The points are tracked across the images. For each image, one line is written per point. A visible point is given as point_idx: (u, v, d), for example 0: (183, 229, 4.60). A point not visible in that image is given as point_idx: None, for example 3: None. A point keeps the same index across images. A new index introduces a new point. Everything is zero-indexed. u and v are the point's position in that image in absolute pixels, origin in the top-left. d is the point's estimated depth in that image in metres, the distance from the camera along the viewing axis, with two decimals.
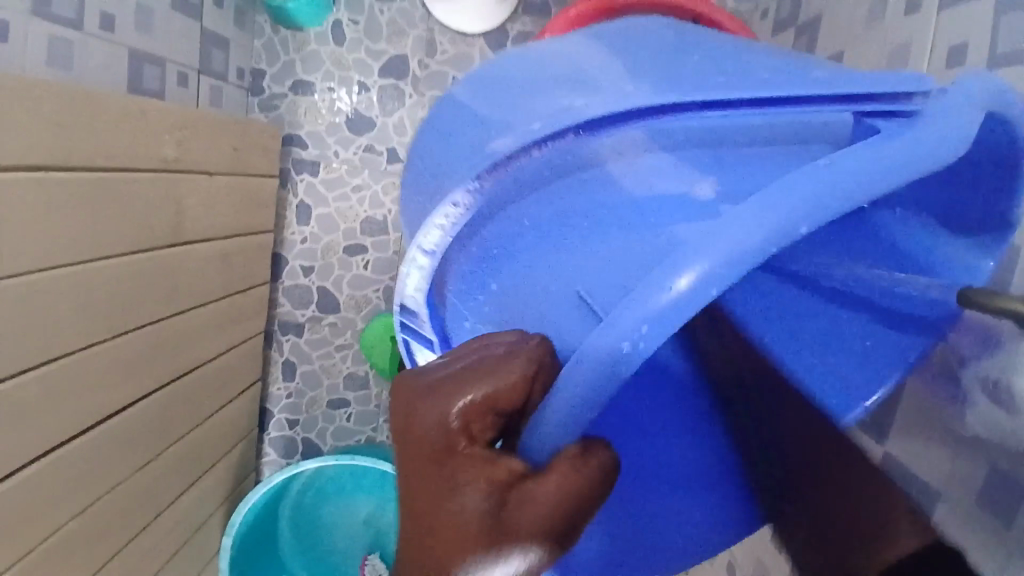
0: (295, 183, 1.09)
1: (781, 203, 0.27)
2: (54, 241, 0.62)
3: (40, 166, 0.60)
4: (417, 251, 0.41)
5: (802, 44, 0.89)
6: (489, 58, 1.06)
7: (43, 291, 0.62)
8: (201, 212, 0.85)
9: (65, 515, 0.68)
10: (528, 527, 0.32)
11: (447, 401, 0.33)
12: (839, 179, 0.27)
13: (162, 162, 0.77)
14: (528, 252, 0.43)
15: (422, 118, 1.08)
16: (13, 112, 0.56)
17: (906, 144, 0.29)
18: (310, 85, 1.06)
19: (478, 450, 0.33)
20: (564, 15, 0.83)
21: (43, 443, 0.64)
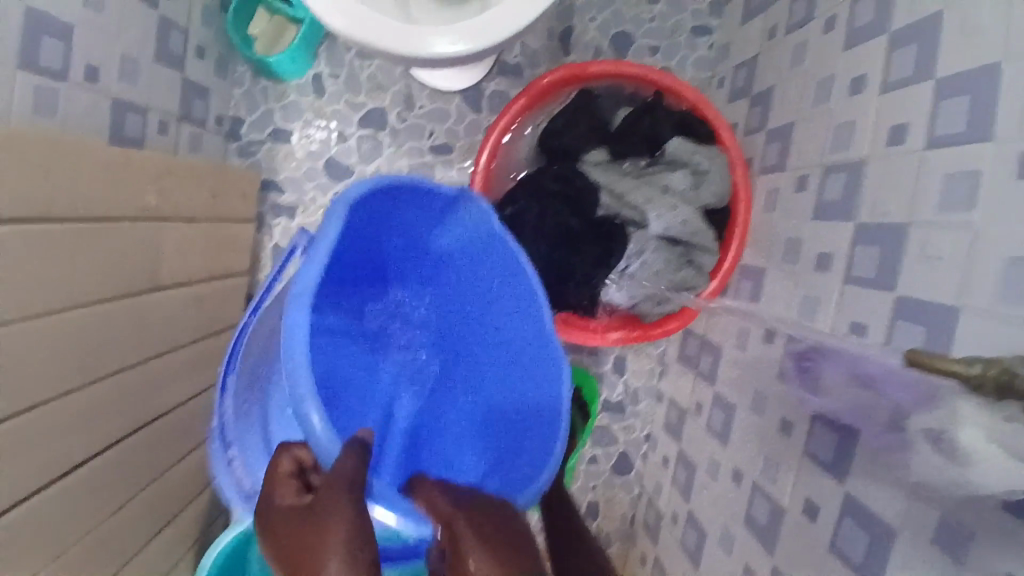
0: (270, 228, 1.10)
1: (301, 324, 0.62)
2: (30, 292, 0.62)
3: (22, 218, 0.60)
4: (231, 459, 0.73)
5: (756, 112, 0.96)
6: (467, 112, 1.11)
7: (18, 348, 0.61)
8: (181, 255, 0.86)
9: (33, 570, 0.66)
10: (331, 482, 0.57)
11: (272, 496, 0.60)
12: (304, 283, 0.64)
13: (144, 208, 0.77)
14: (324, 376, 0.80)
15: (400, 166, 1.11)
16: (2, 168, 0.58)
17: (324, 250, 0.66)
18: (290, 133, 1.09)
19: (292, 490, 0.60)
20: (535, 85, 0.88)
21: (16, 496, 0.63)
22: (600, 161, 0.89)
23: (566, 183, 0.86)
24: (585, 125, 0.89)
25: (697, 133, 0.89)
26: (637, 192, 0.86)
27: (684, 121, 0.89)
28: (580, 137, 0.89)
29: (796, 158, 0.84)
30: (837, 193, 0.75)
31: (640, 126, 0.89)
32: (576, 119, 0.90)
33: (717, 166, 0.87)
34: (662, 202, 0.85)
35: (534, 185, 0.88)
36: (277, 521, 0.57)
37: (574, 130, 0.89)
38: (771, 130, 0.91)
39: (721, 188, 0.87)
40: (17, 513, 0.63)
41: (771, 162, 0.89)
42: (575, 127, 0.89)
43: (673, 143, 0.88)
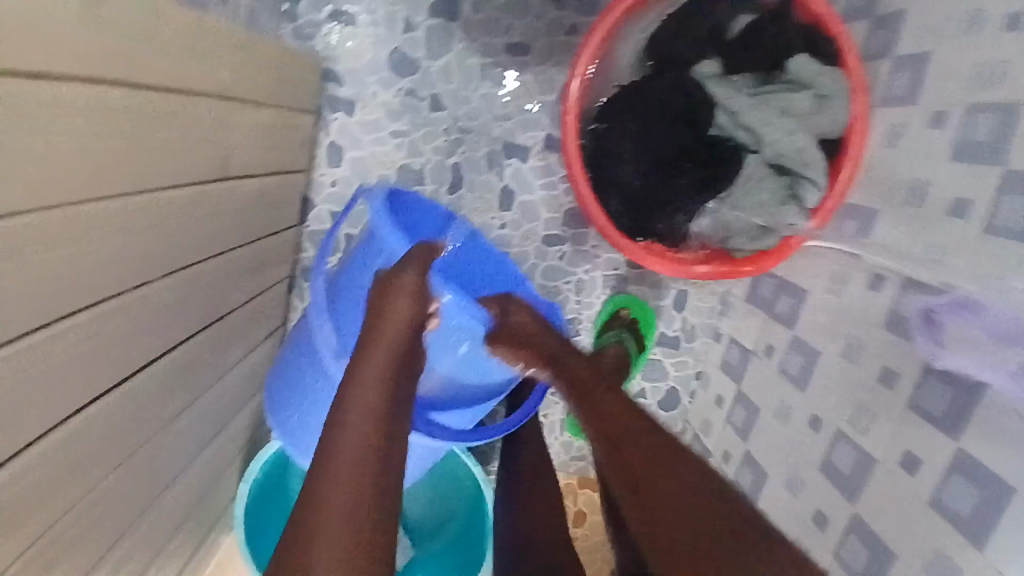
0: (328, 123, 1.01)
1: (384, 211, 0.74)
2: (106, 169, 0.54)
3: (105, 76, 0.52)
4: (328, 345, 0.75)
5: (879, 35, 0.87)
6: (549, 8, 1.00)
7: (89, 233, 0.54)
8: (248, 144, 0.78)
9: (97, 475, 0.64)
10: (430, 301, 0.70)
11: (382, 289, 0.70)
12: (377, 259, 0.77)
13: (217, 86, 0.69)
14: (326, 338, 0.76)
15: (471, 64, 1.01)
16: (84, 10, 0.48)
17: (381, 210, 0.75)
18: (352, 16, 0.98)
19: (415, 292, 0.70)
20: None
21: (81, 400, 0.58)
22: (713, 74, 0.81)
23: (679, 93, 0.80)
24: (704, 30, 0.82)
25: (824, 51, 0.79)
26: (755, 112, 0.79)
27: (810, 34, 0.80)
28: (690, 48, 0.82)
29: (932, 90, 0.76)
30: (985, 132, 0.68)
31: (764, 37, 0.80)
32: (691, 23, 0.82)
33: (842, 90, 0.78)
34: (777, 125, 0.79)
35: (643, 92, 0.82)
36: (389, 312, 0.69)
37: (689, 35, 0.82)
38: (899, 56, 0.83)
39: (841, 116, 0.79)
40: (83, 419, 0.59)
41: (898, 92, 0.82)
42: (690, 32, 0.82)
43: (797, 62, 0.79)
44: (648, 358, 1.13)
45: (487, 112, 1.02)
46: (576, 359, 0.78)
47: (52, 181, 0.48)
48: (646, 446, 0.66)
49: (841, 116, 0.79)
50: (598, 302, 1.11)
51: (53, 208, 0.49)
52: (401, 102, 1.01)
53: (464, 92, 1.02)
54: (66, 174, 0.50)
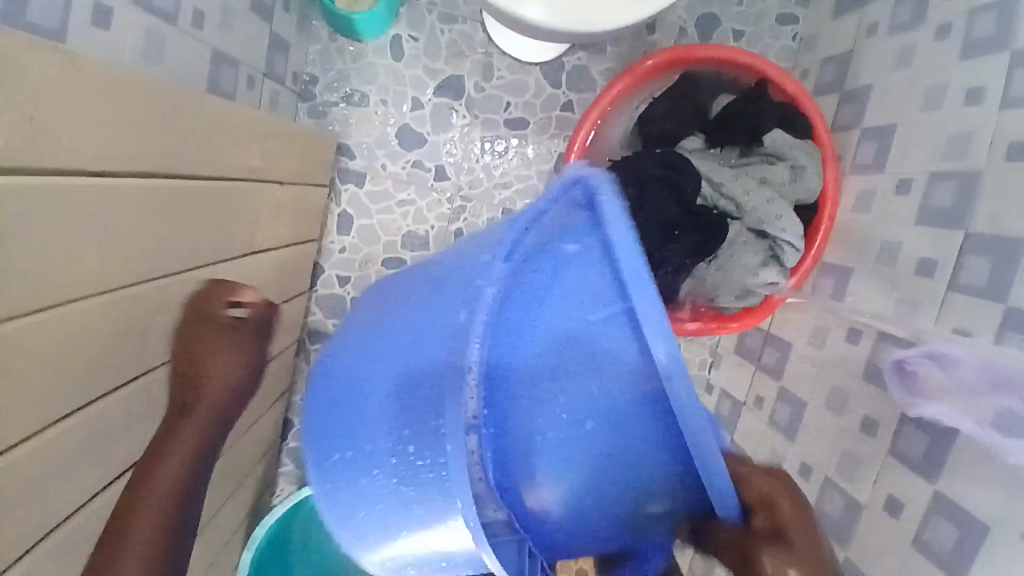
0: (339, 192, 1.08)
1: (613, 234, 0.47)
2: (154, 249, 0.60)
3: (156, 171, 0.58)
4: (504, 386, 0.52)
5: (846, 109, 0.96)
6: (545, 87, 1.09)
7: (139, 307, 0.59)
8: (271, 220, 0.84)
9: None
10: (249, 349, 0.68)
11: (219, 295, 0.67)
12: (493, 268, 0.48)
13: (247, 170, 0.75)
14: (496, 384, 0.46)
15: (474, 139, 1.09)
16: (141, 114, 0.55)
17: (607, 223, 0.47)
18: (364, 96, 1.07)
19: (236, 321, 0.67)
20: (640, 66, 0.88)
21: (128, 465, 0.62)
22: (695, 148, 0.90)
23: (669, 168, 0.84)
24: (689, 108, 0.89)
25: (796, 126, 0.87)
26: (736, 184, 0.86)
27: (788, 114, 0.87)
28: (681, 125, 0.89)
29: (897, 160, 0.84)
30: (947, 198, 0.75)
31: (743, 116, 0.88)
32: (679, 105, 0.89)
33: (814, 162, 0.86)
34: (757, 197, 0.85)
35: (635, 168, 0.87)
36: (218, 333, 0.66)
37: (677, 116, 0.89)
38: (866, 128, 0.91)
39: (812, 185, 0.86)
40: (131, 482, 0.62)
41: (865, 161, 0.90)
42: (678, 113, 0.89)
43: (774, 135, 0.87)
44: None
45: (489, 181, 1.10)
46: (756, 469, 0.46)
47: (108, 265, 0.54)
48: (763, 484, 0.45)
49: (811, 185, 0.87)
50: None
51: (108, 293, 0.54)
52: (408, 173, 1.08)
53: (467, 163, 1.09)
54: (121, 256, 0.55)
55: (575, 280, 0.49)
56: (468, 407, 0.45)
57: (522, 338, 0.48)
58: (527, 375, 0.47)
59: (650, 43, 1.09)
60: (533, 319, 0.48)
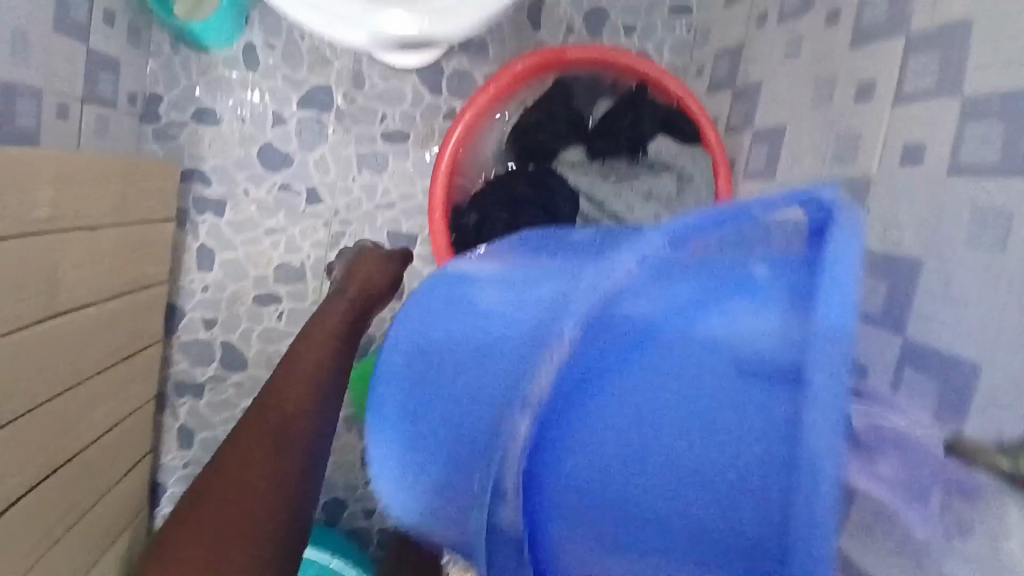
0: (195, 225, 0.96)
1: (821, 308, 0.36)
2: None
3: None
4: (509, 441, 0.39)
5: (740, 109, 0.88)
6: (423, 94, 0.99)
7: None
8: (82, 272, 0.72)
9: None
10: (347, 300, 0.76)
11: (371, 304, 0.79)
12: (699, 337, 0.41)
13: (36, 222, 0.63)
14: (572, 409, 0.41)
15: (347, 154, 0.98)
16: None
17: (829, 286, 0.36)
18: (216, 114, 0.95)
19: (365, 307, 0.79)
20: (508, 70, 0.78)
21: None
22: (577, 161, 0.83)
23: (540, 188, 0.80)
24: (562, 118, 0.82)
25: (682, 131, 0.81)
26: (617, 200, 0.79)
27: (671, 119, 0.80)
28: (560, 132, 0.83)
29: (789, 167, 0.77)
30: (837, 211, 0.68)
31: (623, 125, 0.81)
32: (553, 114, 0.82)
33: (701, 171, 0.80)
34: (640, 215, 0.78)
35: (510, 190, 0.81)
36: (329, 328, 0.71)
37: (552, 125, 0.82)
38: (758, 131, 0.84)
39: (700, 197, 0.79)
40: None
41: (759, 167, 0.82)
42: (553, 122, 0.82)
43: (658, 143, 0.80)
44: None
45: (368, 201, 0.99)
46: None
47: None
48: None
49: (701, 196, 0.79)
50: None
51: None
52: (274, 197, 0.97)
53: (342, 181, 0.98)
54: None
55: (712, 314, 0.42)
56: (516, 428, 0.39)
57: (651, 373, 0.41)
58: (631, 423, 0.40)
59: (534, 41, 1.00)
60: (617, 371, 0.41)
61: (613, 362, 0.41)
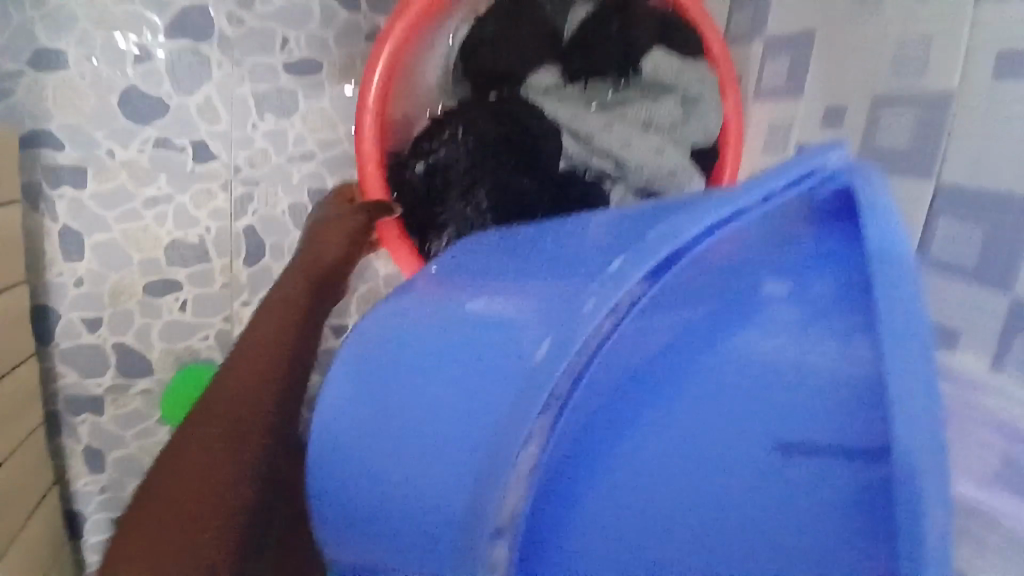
0: (50, 203, 0.72)
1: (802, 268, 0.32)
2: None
3: None
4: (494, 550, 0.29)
5: (745, 5, 0.70)
6: (335, 10, 0.74)
7: None
8: None
9: None
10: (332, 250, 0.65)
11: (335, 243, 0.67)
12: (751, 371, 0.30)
13: None
14: (564, 505, 0.30)
15: (242, 96, 0.74)
16: None
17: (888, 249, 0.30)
18: (52, 51, 0.69)
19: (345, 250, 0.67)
20: None
21: None
22: (554, 84, 0.63)
23: (507, 122, 0.62)
24: (537, 26, 0.63)
25: (684, 38, 0.63)
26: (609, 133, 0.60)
27: (667, 21, 0.63)
28: (527, 54, 0.63)
29: (823, 80, 0.60)
30: (904, 139, 0.52)
31: (607, 34, 0.62)
32: (516, 27, 0.63)
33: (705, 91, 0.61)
34: (638, 150, 0.60)
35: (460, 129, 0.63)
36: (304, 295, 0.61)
37: (518, 46, 0.62)
38: (772, 34, 0.66)
39: (702, 122, 0.62)
40: None
41: (777, 81, 0.65)
42: (519, 41, 0.62)
43: (654, 58, 0.60)
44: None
45: (277, 154, 0.76)
46: None
47: None
48: None
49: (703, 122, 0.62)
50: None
51: None
52: (152, 158, 0.74)
53: (240, 132, 0.75)
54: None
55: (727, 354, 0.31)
56: (505, 506, 0.29)
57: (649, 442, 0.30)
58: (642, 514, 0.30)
59: None
60: (611, 446, 0.30)
61: (604, 430, 0.31)
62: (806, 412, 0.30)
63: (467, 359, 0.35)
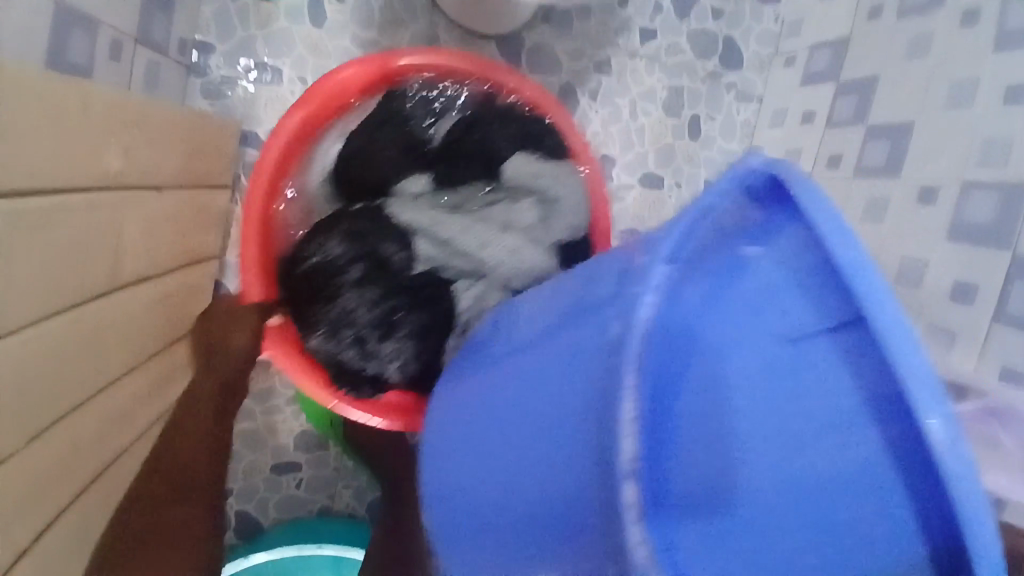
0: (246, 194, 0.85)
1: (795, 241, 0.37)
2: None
3: None
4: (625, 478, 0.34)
5: (845, 103, 0.84)
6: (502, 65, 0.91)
7: None
8: (143, 242, 0.60)
9: None
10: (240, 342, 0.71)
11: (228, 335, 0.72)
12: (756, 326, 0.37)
13: (106, 175, 0.52)
14: (664, 426, 0.36)
15: None
16: None
17: (822, 210, 0.36)
18: (276, 70, 0.84)
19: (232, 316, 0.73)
20: (320, 85, 0.74)
21: None
22: (421, 191, 0.72)
23: (366, 245, 0.67)
24: (392, 149, 0.72)
25: (542, 142, 0.75)
26: (435, 230, 0.67)
27: (520, 136, 0.74)
28: (393, 160, 0.72)
29: (917, 165, 0.73)
30: (988, 214, 0.64)
31: (466, 144, 0.73)
32: (378, 136, 0.72)
33: (572, 198, 0.71)
34: (533, 253, 0.66)
35: (330, 237, 0.68)
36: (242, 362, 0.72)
37: (385, 155, 0.72)
38: (873, 127, 0.79)
39: (573, 222, 0.71)
40: None
41: (876, 163, 0.78)
42: (387, 151, 0.72)
43: (514, 162, 0.72)
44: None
45: None
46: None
47: None
48: None
49: (582, 218, 0.72)
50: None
51: None
52: None
53: None
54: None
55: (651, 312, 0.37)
56: (620, 439, 0.34)
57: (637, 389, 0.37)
58: (732, 431, 0.35)
59: (620, 18, 0.94)
60: (678, 381, 0.37)
61: (676, 360, 0.37)
62: (815, 376, 0.34)
63: (578, 340, 0.43)
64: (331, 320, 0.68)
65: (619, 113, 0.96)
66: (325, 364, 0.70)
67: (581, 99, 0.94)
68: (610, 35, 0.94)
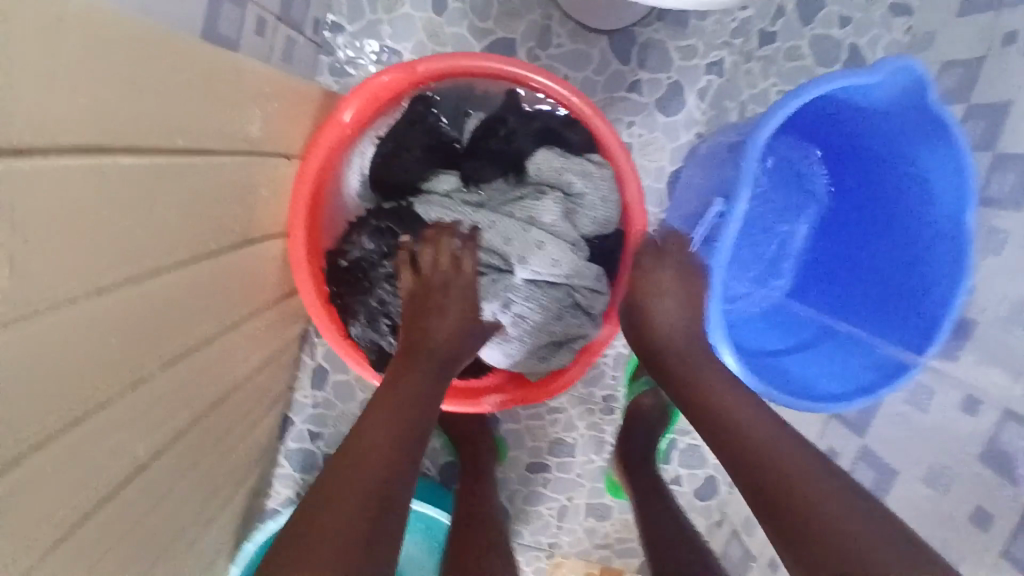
0: None
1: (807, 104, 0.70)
2: (99, 251, 0.43)
3: (101, 145, 0.40)
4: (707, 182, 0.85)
5: (975, 124, 0.78)
6: (611, 59, 0.92)
7: (89, 334, 0.44)
8: (272, 204, 0.68)
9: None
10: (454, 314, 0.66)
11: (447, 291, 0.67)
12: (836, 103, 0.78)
13: (246, 141, 0.58)
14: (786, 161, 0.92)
15: None
16: (81, 64, 0.37)
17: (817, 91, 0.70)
18: (397, 53, 0.90)
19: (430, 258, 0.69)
20: (366, 87, 0.69)
21: (75, 518, 0.48)
22: (450, 190, 0.75)
23: (385, 240, 0.75)
24: (418, 149, 0.75)
25: (568, 141, 0.75)
26: (476, 226, 0.72)
27: (546, 135, 0.75)
28: (418, 161, 0.75)
29: None
30: None
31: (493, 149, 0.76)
32: (407, 138, 0.74)
33: (600, 193, 0.73)
34: (557, 247, 0.71)
35: (365, 230, 0.75)
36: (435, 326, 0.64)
37: (406, 156, 0.75)
38: (1001, 153, 0.73)
39: (601, 214, 0.74)
40: (83, 530, 0.49)
41: (999, 193, 0.73)
42: (406, 152, 0.74)
43: (537, 159, 0.74)
44: (677, 426, 1.06)
45: None
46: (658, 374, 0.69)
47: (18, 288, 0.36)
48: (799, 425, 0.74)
49: (615, 212, 0.75)
50: (624, 351, 1.05)
51: (49, 317, 0.39)
52: None
53: None
54: (55, 259, 0.39)
55: (939, 183, 0.73)
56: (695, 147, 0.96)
57: (949, 177, 0.72)
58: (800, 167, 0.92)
59: (738, 17, 0.92)
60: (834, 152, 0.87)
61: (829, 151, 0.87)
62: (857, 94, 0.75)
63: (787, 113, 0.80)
64: (368, 310, 0.76)
65: (726, 113, 0.94)
66: (370, 349, 0.77)
67: (690, 96, 0.93)
68: (725, 33, 0.93)
